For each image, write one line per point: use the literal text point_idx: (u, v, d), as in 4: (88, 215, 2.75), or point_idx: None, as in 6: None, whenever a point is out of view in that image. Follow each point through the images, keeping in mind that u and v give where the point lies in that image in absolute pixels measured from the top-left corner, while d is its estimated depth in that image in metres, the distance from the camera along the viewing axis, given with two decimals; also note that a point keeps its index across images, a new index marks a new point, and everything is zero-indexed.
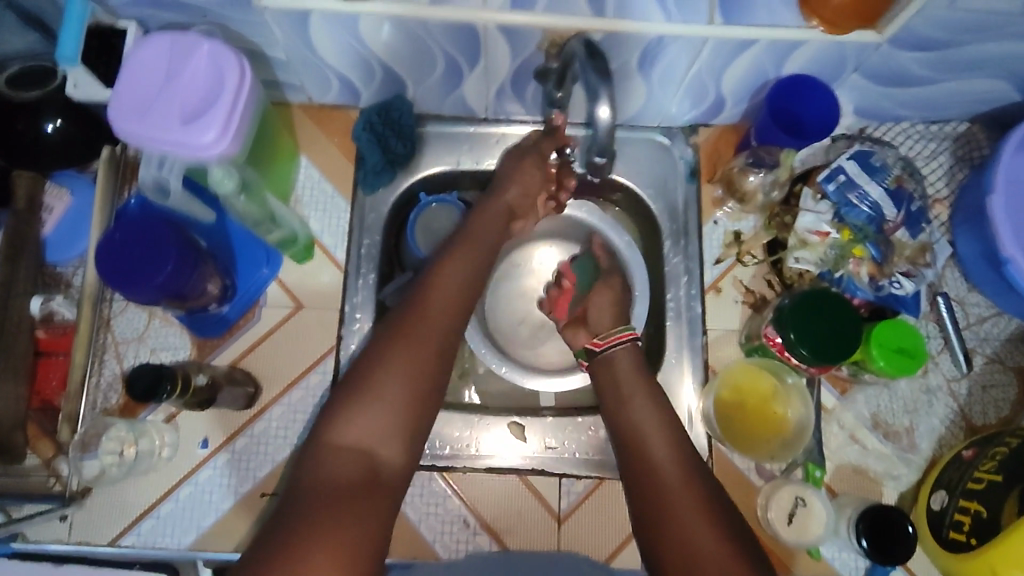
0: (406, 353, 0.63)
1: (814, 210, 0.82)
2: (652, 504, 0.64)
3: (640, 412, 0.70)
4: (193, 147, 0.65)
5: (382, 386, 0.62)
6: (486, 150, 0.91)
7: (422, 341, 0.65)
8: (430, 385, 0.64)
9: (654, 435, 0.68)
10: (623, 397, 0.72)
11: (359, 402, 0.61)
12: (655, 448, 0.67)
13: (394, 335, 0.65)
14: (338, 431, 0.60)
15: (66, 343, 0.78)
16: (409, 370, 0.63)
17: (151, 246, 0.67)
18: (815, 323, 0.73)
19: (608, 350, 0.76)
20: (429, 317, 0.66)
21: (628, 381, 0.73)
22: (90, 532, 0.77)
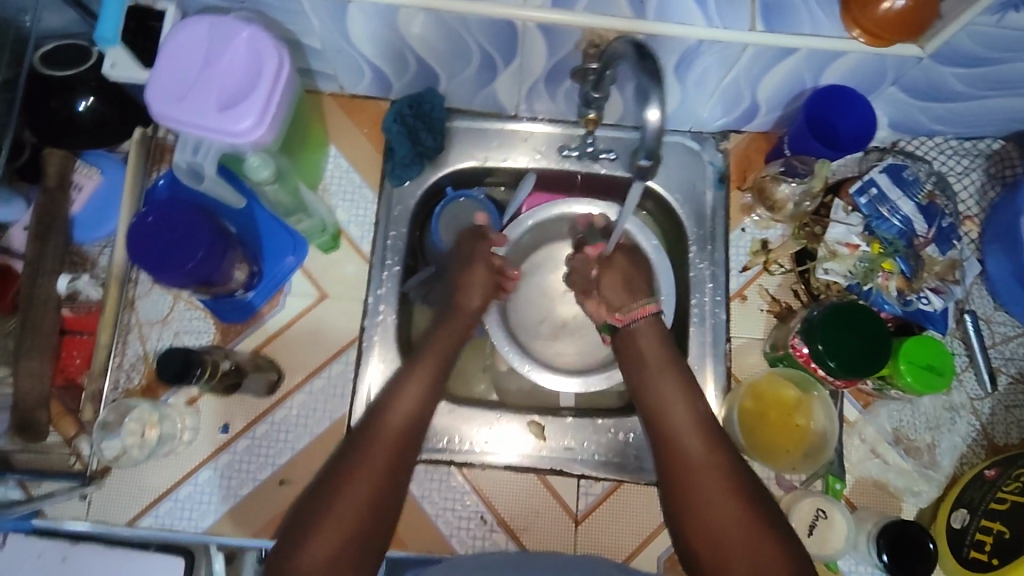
0: (360, 477, 0.62)
1: (846, 222, 0.82)
2: (680, 487, 0.65)
3: (663, 387, 0.70)
4: (228, 134, 0.64)
5: (338, 509, 0.60)
6: (515, 147, 0.91)
7: (375, 457, 0.63)
8: (386, 504, 0.62)
9: (678, 411, 0.68)
10: (651, 374, 0.71)
11: (316, 525, 0.60)
12: (677, 423, 0.68)
13: (354, 453, 0.64)
14: (297, 555, 0.59)
15: (91, 323, 0.77)
16: (366, 487, 0.62)
17: (185, 232, 0.66)
18: (844, 335, 0.72)
19: (630, 325, 0.74)
20: (386, 433, 0.65)
21: (650, 356, 0.72)
22: (108, 511, 0.77)
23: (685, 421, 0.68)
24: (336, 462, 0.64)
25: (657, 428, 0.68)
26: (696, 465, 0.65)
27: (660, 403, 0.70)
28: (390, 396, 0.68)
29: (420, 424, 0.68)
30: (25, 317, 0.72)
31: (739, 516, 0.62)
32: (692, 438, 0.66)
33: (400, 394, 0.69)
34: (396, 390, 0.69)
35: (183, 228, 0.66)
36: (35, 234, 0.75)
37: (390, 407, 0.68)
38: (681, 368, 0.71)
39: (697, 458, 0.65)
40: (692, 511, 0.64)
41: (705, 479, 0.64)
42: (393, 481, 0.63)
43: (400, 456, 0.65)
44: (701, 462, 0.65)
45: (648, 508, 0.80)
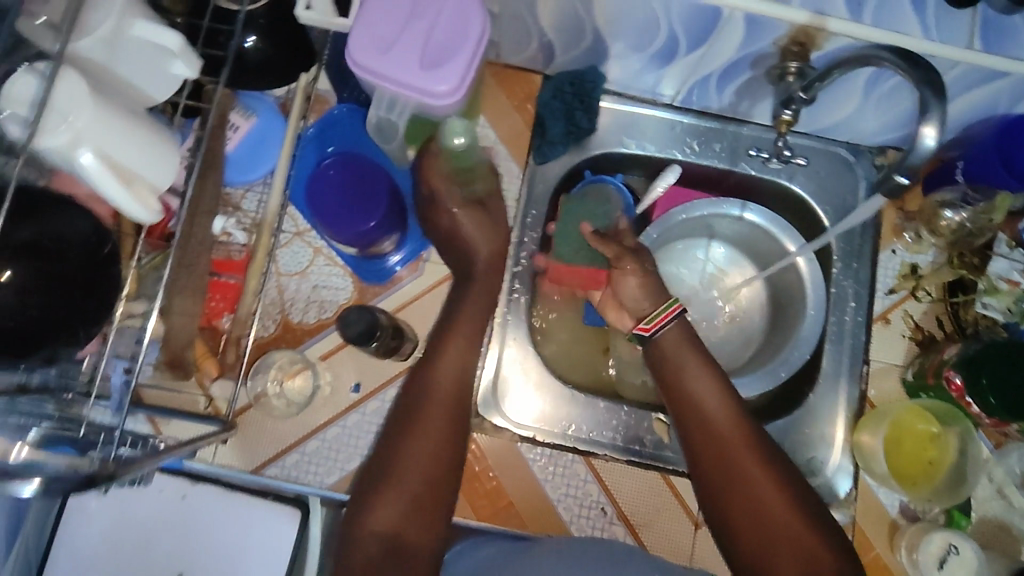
0: (420, 439, 0.70)
1: (1009, 257, 0.79)
2: (717, 477, 0.71)
3: (698, 388, 0.75)
4: (426, 93, 0.63)
5: (400, 478, 0.68)
6: (666, 139, 0.89)
7: (428, 424, 0.70)
8: (441, 470, 0.69)
9: (715, 408, 0.74)
10: (676, 372, 0.76)
11: (383, 488, 0.67)
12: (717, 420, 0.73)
13: (408, 416, 0.71)
14: (367, 522, 0.66)
15: (237, 266, 0.77)
16: (423, 453, 0.69)
17: (366, 193, 0.66)
18: (1010, 374, 0.71)
19: (656, 332, 0.78)
20: (432, 409, 0.71)
21: (679, 356, 0.77)
22: (235, 457, 0.77)
23: (725, 418, 0.73)
24: (393, 428, 0.71)
25: (694, 423, 0.74)
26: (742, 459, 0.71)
27: (693, 399, 0.75)
28: (429, 359, 0.74)
29: (463, 396, 0.73)
30: (181, 254, 0.70)
31: (785, 506, 0.68)
32: (733, 436, 0.72)
33: (435, 372, 0.73)
34: (431, 369, 0.73)
35: (366, 183, 0.67)
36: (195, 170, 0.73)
37: (428, 380, 0.73)
38: (711, 367, 0.77)
39: (734, 453, 0.71)
40: (736, 500, 0.70)
41: (747, 474, 0.70)
42: (446, 448, 0.70)
43: (451, 425, 0.71)
44: (742, 456, 0.71)
45: None
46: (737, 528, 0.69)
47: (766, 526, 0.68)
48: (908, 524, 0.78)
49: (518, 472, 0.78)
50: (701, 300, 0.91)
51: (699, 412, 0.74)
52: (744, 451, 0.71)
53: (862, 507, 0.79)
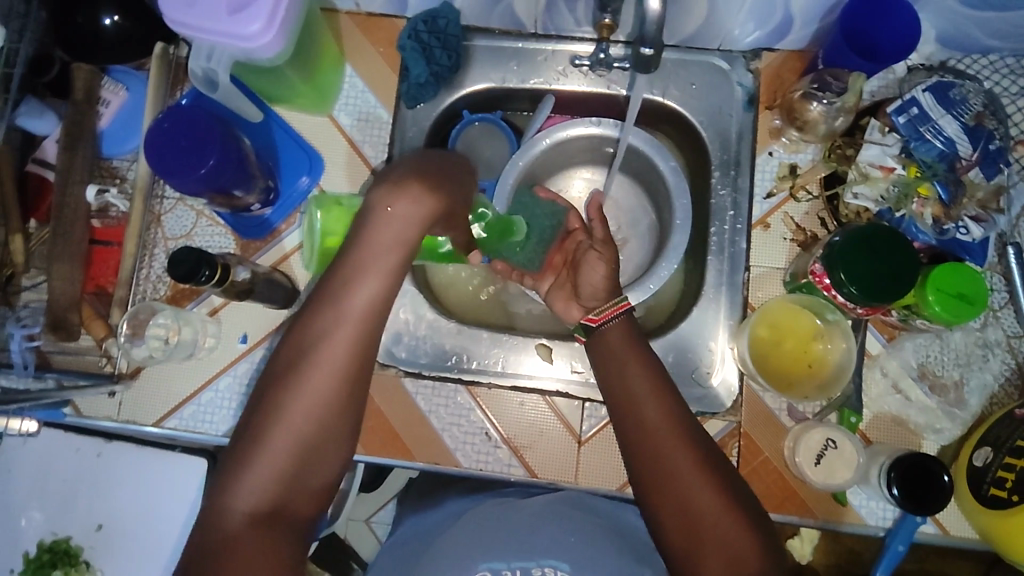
0: (290, 415, 0.58)
1: (881, 143, 0.77)
2: (656, 476, 0.62)
3: (635, 378, 0.66)
4: (238, 38, 0.65)
5: (270, 447, 0.57)
6: (532, 68, 0.88)
7: (314, 378, 0.58)
8: (319, 447, 0.59)
9: (652, 406, 0.65)
10: (617, 364, 0.68)
11: (255, 459, 0.57)
12: (648, 412, 0.64)
13: (290, 365, 0.58)
14: (228, 505, 0.56)
15: (120, 233, 0.82)
16: (305, 416, 0.58)
17: (198, 140, 0.69)
18: (867, 257, 0.69)
19: (604, 324, 0.71)
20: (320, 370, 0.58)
21: (621, 349, 0.69)
22: (136, 412, 0.82)
23: (659, 412, 0.64)
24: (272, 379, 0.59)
25: (631, 419, 0.65)
26: (677, 456, 0.62)
27: (628, 390, 0.66)
28: (333, 297, 0.59)
29: (362, 353, 0.59)
30: (57, 224, 0.76)
31: (712, 502, 0.60)
32: (666, 428, 0.63)
33: (327, 316, 0.58)
34: (326, 312, 0.59)
35: (197, 136, 0.69)
36: (63, 145, 0.78)
37: (320, 326, 0.58)
38: (650, 361, 0.68)
39: (671, 449, 0.62)
40: (661, 492, 0.62)
41: (685, 470, 0.61)
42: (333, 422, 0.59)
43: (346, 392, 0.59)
44: (681, 452, 0.62)
45: None
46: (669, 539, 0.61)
47: (694, 526, 0.60)
48: (795, 426, 0.78)
49: (403, 405, 0.81)
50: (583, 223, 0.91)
51: (635, 406, 0.65)
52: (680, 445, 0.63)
53: (747, 411, 0.79)
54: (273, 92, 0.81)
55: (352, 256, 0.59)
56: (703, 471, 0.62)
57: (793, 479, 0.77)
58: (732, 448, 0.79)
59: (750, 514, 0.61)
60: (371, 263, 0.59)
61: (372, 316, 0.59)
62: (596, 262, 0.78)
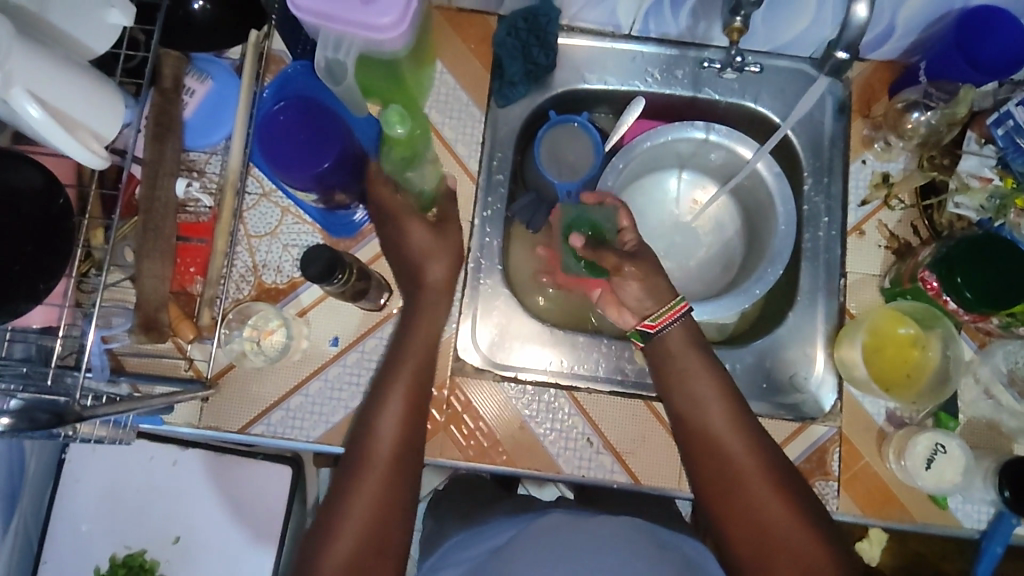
0: (373, 461, 0.67)
1: (978, 154, 0.79)
2: (726, 486, 0.68)
3: (700, 386, 0.72)
4: (367, 28, 0.63)
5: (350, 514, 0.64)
6: (626, 72, 0.88)
7: (387, 420, 0.69)
8: (396, 502, 0.66)
9: (722, 422, 0.70)
10: (678, 372, 0.73)
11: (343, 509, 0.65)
12: (715, 426, 0.70)
13: (366, 425, 0.69)
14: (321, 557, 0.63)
15: (207, 229, 0.77)
16: (385, 466, 0.67)
17: (317, 136, 0.66)
18: (981, 265, 0.71)
19: (664, 330, 0.74)
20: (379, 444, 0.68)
21: (683, 357, 0.73)
22: (221, 418, 0.76)
23: (724, 427, 0.70)
24: (352, 441, 0.69)
25: (695, 432, 0.71)
26: (748, 472, 0.68)
27: (698, 405, 0.71)
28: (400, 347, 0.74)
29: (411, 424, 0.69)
30: (146, 218, 0.72)
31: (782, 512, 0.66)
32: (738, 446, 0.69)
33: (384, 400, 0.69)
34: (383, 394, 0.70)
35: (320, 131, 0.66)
36: (152, 134, 0.73)
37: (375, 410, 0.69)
38: (715, 371, 0.73)
39: (741, 461, 0.69)
40: (733, 506, 0.67)
41: (755, 485, 0.67)
42: (395, 481, 0.67)
43: (410, 428, 0.69)
44: (750, 467, 0.68)
45: None
46: (742, 552, 0.67)
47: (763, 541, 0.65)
48: (894, 431, 0.79)
49: (500, 410, 0.79)
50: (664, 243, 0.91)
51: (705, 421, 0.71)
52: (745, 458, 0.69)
53: (847, 417, 0.79)
54: (383, 97, 0.77)
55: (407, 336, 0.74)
56: (773, 487, 0.67)
57: (894, 483, 0.78)
58: (834, 453, 0.79)
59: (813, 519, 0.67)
60: (427, 311, 0.76)
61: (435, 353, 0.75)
62: (631, 280, 0.75)
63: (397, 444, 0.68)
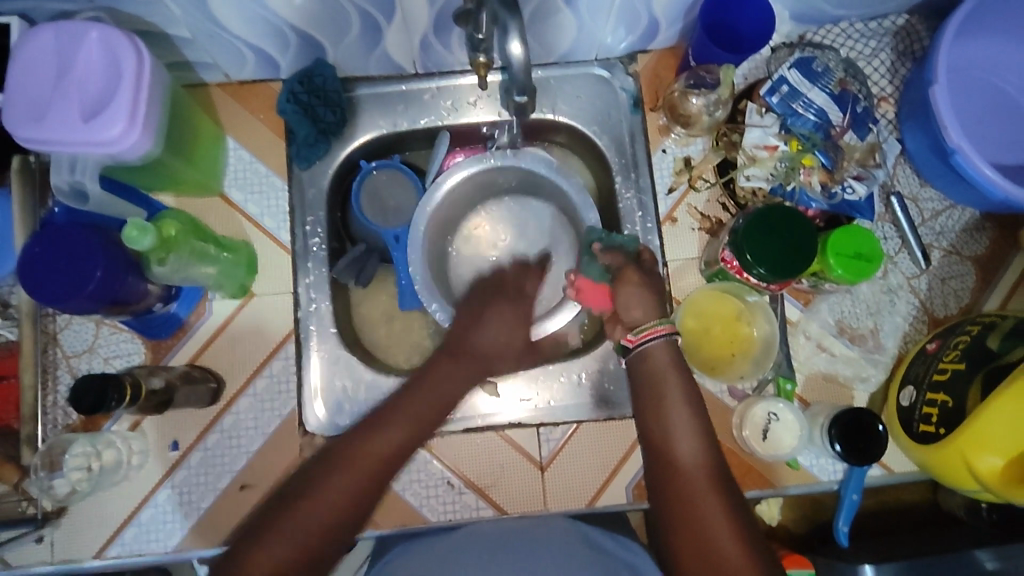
0: (294, 523, 0.58)
1: (760, 125, 0.81)
2: (672, 500, 0.64)
3: (671, 392, 0.69)
4: (100, 144, 0.61)
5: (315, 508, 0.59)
6: (421, 108, 0.87)
7: (334, 490, 0.60)
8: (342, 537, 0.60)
9: (686, 441, 0.67)
10: (660, 378, 0.70)
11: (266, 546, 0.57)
12: (684, 451, 0.67)
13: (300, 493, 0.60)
14: None
15: (13, 365, 0.76)
16: (321, 517, 0.59)
17: (75, 258, 0.63)
18: (770, 240, 0.72)
19: (643, 346, 0.70)
20: (369, 453, 0.63)
21: (658, 374, 0.70)
22: (71, 548, 0.75)
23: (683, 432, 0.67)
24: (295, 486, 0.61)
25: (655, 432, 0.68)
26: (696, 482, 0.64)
27: (662, 402, 0.69)
28: (374, 426, 0.65)
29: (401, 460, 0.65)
30: None
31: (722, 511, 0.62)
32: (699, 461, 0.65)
33: (380, 428, 0.65)
34: (381, 420, 0.66)
35: (74, 246, 0.63)
36: None
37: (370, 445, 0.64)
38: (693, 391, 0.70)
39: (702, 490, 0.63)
40: (679, 524, 0.62)
41: (714, 516, 0.62)
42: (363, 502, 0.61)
43: (364, 488, 0.61)
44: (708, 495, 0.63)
45: (608, 444, 0.81)
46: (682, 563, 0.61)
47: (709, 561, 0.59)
48: (738, 404, 0.81)
49: None
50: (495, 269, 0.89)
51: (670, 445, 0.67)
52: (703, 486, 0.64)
53: None
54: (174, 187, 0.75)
55: (417, 384, 0.69)
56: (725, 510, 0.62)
57: (747, 455, 0.81)
58: None
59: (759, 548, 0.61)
60: (420, 400, 0.68)
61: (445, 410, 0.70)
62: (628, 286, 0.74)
63: (395, 457, 0.64)
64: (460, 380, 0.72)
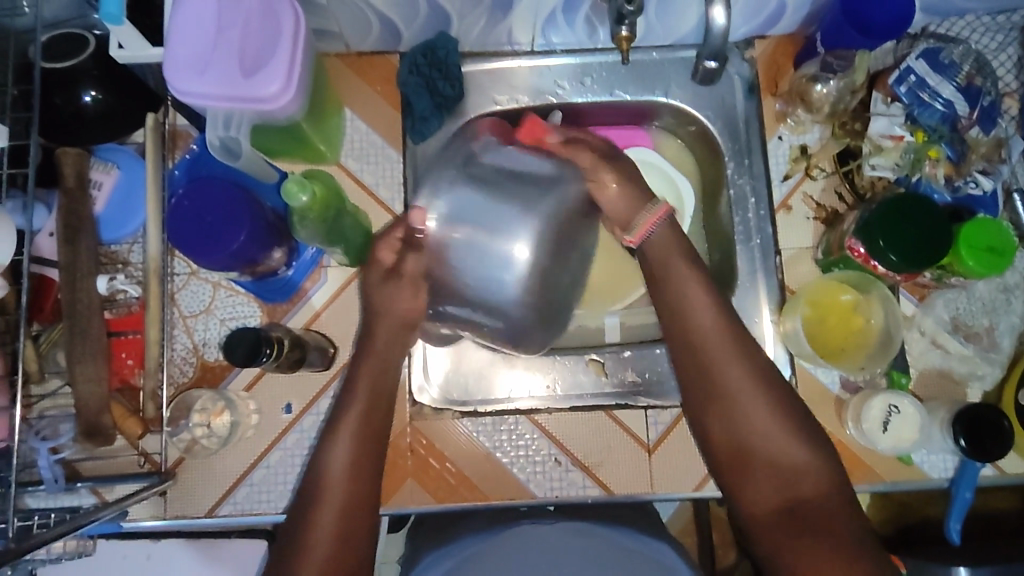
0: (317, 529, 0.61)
1: (887, 114, 0.81)
2: (703, 384, 0.67)
3: (687, 284, 0.69)
4: (259, 101, 0.62)
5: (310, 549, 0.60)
6: (534, 85, 0.87)
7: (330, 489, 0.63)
8: (360, 519, 0.63)
9: (704, 315, 0.68)
10: (662, 259, 0.70)
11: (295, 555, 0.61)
12: (698, 326, 0.67)
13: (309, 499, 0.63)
14: None
15: (136, 321, 0.77)
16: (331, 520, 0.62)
17: (223, 214, 0.64)
18: (903, 228, 0.71)
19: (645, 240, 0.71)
20: (342, 444, 0.65)
21: (664, 259, 0.70)
22: (185, 506, 0.76)
23: (715, 322, 0.67)
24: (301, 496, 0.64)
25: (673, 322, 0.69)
26: (721, 364, 0.66)
27: (680, 294, 0.69)
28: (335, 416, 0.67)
29: (376, 430, 0.67)
30: (70, 322, 0.71)
31: (771, 430, 0.64)
32: (750, 388, 0.66)
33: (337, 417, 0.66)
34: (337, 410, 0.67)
35: (223, 204, 0.64)
36: (63, 238, 0.72)
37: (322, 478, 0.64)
38: (698, 270, 0.70)
39: (735, 379, 0.66)
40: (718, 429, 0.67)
41: (744, 402, 0.65)
42: (360, 487, 0.64)
43: (359, 472, 0.64)
44: (743, 391, 0.65)
45: None
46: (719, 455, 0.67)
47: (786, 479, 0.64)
48: (850, 397, 0.80)
49: (466, 446, 0.79)
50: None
51: (687, 324, 0.68)
52: (748, 390, 0.66)
53: (803, 390, 0.81)
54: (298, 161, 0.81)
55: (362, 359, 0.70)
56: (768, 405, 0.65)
57: (858, 449, 0.80)
58: None
59: (791, 425, 0.65)
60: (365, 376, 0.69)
61: (389, 399, 0.69)
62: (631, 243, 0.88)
63: (367, 440, 0.65)
64: (396, 347, 0.71)
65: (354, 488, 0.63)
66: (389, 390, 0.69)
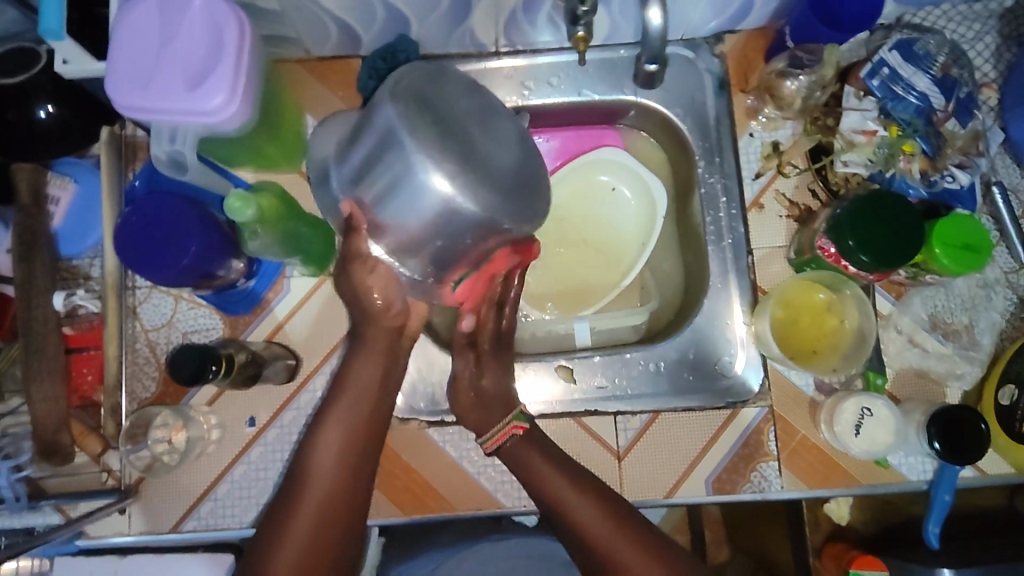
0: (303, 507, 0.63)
1: (860, 109, 0.78)
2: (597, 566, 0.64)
3: (550, 478, 0.68)
4: (204, 114, 0.60)
5: (281, 554, 0.61)
6: (499, 86, 0.85)
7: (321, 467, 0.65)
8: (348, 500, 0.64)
9: (578, 504, 0.67)
10: (529, 459, 0.70)
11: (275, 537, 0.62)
12: (579, 512, 0.66)
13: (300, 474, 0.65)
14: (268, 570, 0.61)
15: (96, 337, 0.76)
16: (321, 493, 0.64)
17: (170, 228, 0.63)
18: (874, 227, 0.69)
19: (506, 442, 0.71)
20: (337, 428, 0.66)
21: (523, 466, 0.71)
22: (150, 521, 0.75)
23: (591, 514, 0.66)
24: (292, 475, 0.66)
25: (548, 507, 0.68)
26: (597, 529, 0.65)
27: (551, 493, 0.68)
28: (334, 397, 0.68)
29: (377, 419, 0.68)
30: (26, 342, 0.70)
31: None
32: (609, 524, 0.65)
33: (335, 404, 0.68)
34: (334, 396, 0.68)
35: (170, 219, 0.63)
36: (18, 255, 0.71)
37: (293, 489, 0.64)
38: (566, 468, 0.70)
39: (609, 536, 0.65)
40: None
41: (620, 548, 0.64)
42: (353, 466, 0.66)
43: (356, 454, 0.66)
44: (617, 540, 0.64)
45: (687, 435, 0.79)
46: None
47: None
48: (825, 399, 0.79)
49: (433, 455, 0.78)
50: (568, 204, 0.92)
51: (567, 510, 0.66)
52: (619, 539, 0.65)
53: (775, 392, 0.79)
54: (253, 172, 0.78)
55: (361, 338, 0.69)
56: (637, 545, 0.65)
57: (833, 452, 0.78)
58: (769, 432, 0.79)
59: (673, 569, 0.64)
60: (376, 346, 0.69)
61: (379, 397, 0.69)
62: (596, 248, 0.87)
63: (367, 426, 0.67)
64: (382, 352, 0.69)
65: (344, 470, 0.65)
66: (395, 373, 0.71)
